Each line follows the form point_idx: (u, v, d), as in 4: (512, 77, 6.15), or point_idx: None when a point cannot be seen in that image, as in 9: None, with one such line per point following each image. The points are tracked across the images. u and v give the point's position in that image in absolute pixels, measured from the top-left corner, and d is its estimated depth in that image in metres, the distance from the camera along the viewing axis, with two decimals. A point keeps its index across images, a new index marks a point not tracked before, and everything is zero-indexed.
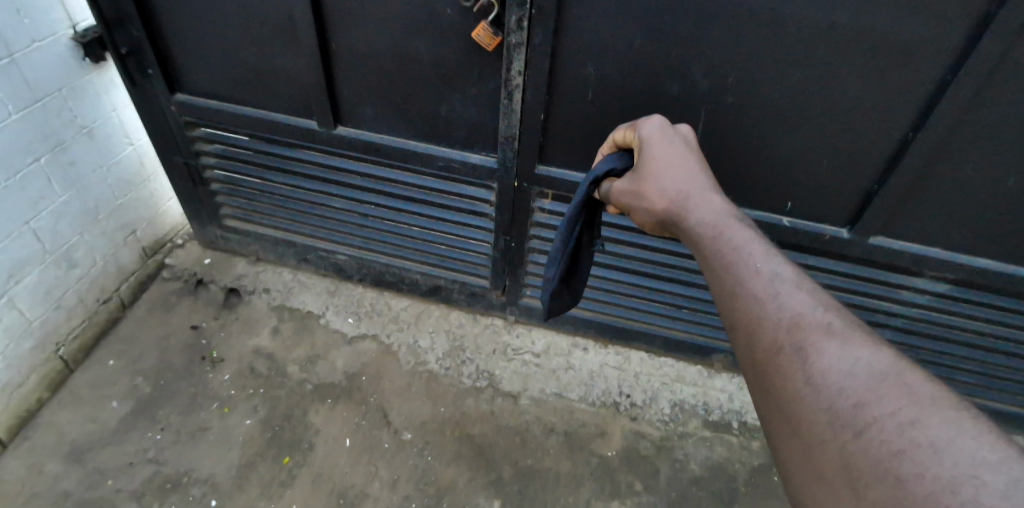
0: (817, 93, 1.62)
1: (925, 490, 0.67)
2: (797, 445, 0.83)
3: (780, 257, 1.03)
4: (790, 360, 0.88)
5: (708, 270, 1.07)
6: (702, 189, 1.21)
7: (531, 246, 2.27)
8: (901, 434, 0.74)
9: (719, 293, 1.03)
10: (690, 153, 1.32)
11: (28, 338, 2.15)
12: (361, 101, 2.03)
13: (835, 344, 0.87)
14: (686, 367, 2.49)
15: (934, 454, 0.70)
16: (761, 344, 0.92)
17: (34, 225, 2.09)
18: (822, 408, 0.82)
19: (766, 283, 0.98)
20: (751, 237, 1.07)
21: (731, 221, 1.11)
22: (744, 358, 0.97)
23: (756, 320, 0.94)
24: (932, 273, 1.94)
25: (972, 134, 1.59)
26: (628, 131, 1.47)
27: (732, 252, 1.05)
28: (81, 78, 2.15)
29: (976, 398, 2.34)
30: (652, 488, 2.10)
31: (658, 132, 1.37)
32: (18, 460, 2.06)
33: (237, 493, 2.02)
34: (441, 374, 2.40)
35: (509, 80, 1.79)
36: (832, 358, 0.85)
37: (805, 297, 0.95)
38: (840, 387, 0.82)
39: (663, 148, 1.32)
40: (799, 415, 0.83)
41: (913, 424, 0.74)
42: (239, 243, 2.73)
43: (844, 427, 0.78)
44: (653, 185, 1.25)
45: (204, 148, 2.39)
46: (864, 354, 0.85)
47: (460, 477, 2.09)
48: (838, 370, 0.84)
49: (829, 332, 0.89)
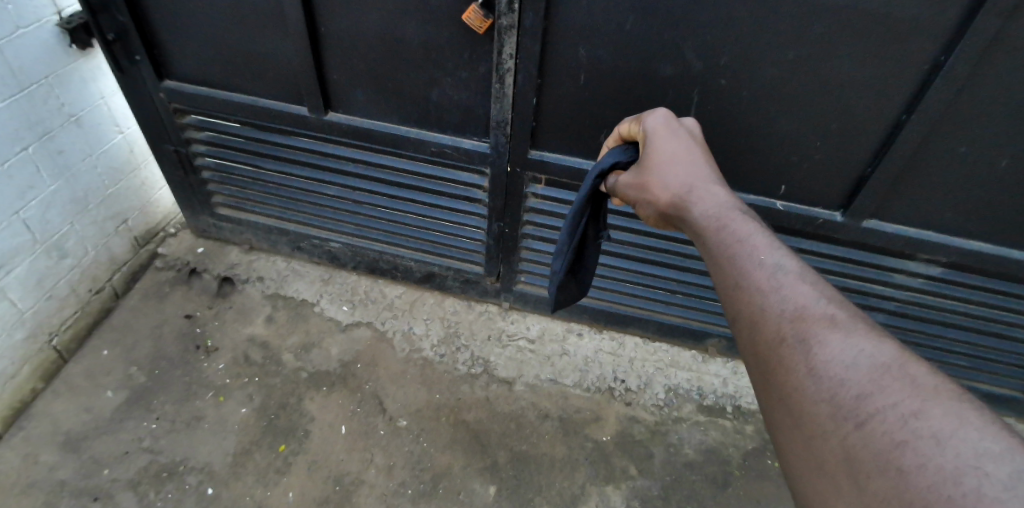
0: (810, 75, 1.61)
1: (927, 481, 0.67)
2: (798, 436, 0.83)
3: (784, 249, 1.03)
4: (792, 352, 0.88)
5: (711, 262, 1.07)
6: (706, 182, 1.20)
7: (525, 231, 2.26)
8: (903, 425, 0.74)
9: (722, 285, 1.03)
10: (695, 144, 1.31)
11: (20, 328, 2.14)
12: (351, 86, 2.01)
13: (838, 336, 0.87)
14: (680, 352, 2.49)
15: (936, 445, 0.70)
16: (764, 335, 0.93)
17: (24, 214, 2.07)
18: (824, 400, 0.82)
19: (769, 274, 0.97)
20: (755, 230, 1.06)
21: (734, 213, 1.11)
22: (746, 350, 0.97)
23: (758, 311, 0.95)
24: (926, 256, 1.94)
25: (966, 117, 1.58)
26: (632, 123, 1.46)
27: (734, 244, 1.04)
28: (67, 65, 2.12)
29: (969, 381, 2.35)
30: (646, 472, 2.11)
31: (664, 123, 1.36)
32: (14, 450, 2.06)
33: (234, 481, 2.03)
34: (436, 361, 2.40)
35: (501, 64, 1.76)
36: (835, 350, 0.85)
37: (808, 289, 0.95)
38: (842, 379, 0.82)
39: (668, 140, 1.31)
40: (800, 406, 0.84)
41: (915, 415, 0.74)
42: (232, 231, 2.72)
43: (846, 418, 0.78)
44: (657, 177, 1.25)
45: (194, 135, 2.37)
46: (866, 346, 0.85)
47: (456, 463, 2.10)
48: (840, 362, 0.84)
49: (832, 324, 0.89)
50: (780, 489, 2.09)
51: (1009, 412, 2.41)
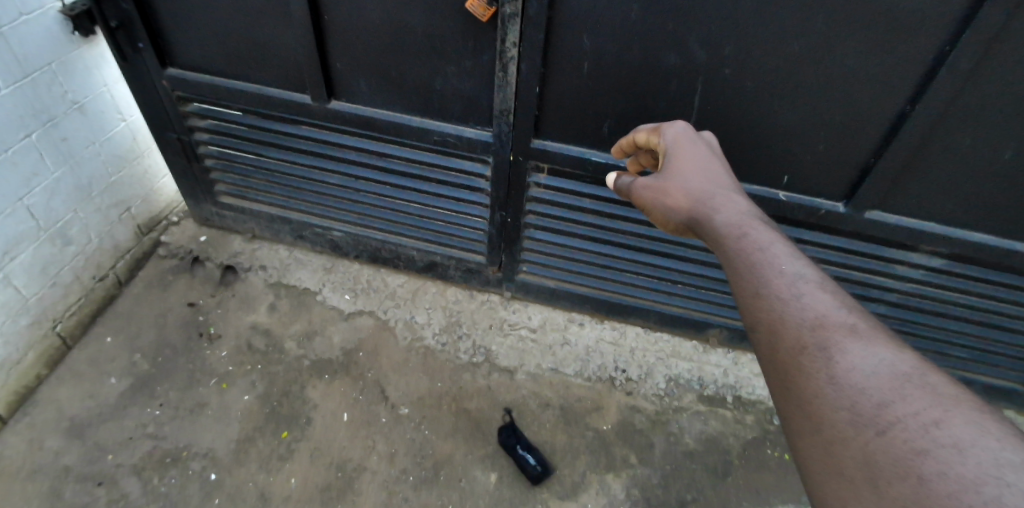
0: (812, 67, 1.61)
1: (947, 489, 0.69)
2: (817, 442, 0.84)
3: (804, 258, 1.06)
4: (813, 359, 0.90)
5: (730, 268, 1.09)
6: (725, 192, 1.24)
7: (527, 221, 2.26)
8: (924, 434, 0.76)
9: (740, 291, 1.05)
10: (714, 157, 1.36)
11: (25, 314, 2.15)
12: (353, 74, 2.01)
13: (859, 344, 0.89)
14: (681, 342, 2.50)
15: (957, 454, 0.72)
16: (784, 342, 0.95)
17: (28, 201, 2.07)
18: (844, 407, 0.84)
19: (789, 281, 1.00)
20: (775, 238, 1.09)
21: (755, 223, 1.14)
22: (764, 356, 0.99)
23: (779, 317, 0.97)
24: (927, 247, 1.94)
25: (969, 110, 1.58)
26: (652, 134, 1.50)
27: (754, 252, 1.07)
28: (70, 52, 2.12)
29: (968, 373, 2.36)
30: (646, 461, 2.13)
31: (683, 135, 1.41)
32: (19, 436, 2.07)
33: (237, 466, 2.04)
34: (438, 349, 2.41)
35: (504, 52, 1.76)
36: (856, 359, 0.87)
37: (828, 297, 0.98)
38: (862, 387, 0.85)
39: (688, 153, 1.35)
40: (821, 413, 0.86)
41: (936, 424, 0.76)
42: (235, 220, 2.73)
43: (866, 425, 0.81)
44: (677, 184, 1.28)
45: (197, 123, 2.36)
46: (887, 355, 0.87)
47: (457, 450, 2.12)
48: (861, 370, 0.86)
49: (852, 333, 0.91)
50: (779, 479, 2.11)
51: (1009, 405, 2.42)
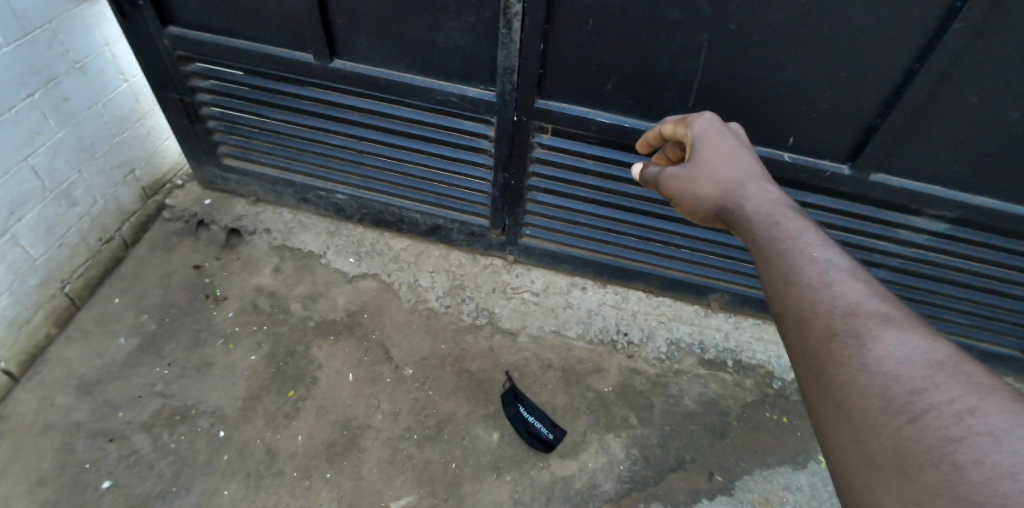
0: (819, 22, 1.58)
1: (980, 476, 0.70)
2: (845, 427, 0.86)
3: (835, 246, 1.07)
4: (844, 345, 0.92)
5: (761, 257, 1.11)
6: (756, 183, 1.26)
7: (530, 184, 2.26)
8: (959, 422, 0.77)
9: (770, 279, 1.07)
10: (743, 148, 1.37)
11: (33, 274, 2.17)
12: (355, 31, 1.99)
13: (892, 332, 0.91)
14: (682, 306, 2.51)
15: (992, 442, 0.73)
16: (815, 329, 0.96)
17: (32, 162, 2.08)
18: (875, 394, 0.85)
19: (821, 270, 1.02)
20: (807, 227, 1.11)
21: (786, 212, 1.16)
22: (791, 344, 1.00)
23: (809, 306, 0.99)
24: (931, 211, 1.93)
25: (978, 69, 1.56)
26: (677, 125, 1.49)
27: (786, 240, 1.09)
28: (69, 10, 2.10)
29: (969, 339, 2.37)
30: (646, 421, 2.16)
31: (712, 125, 1.41)
32: (30, 393, 2.12)
33: (245, 423, 2.08)
34: (442, 311, 2.44)
35: (509, 8, 1.73)
36: (888, 346, 0.89)
37: (860, 286, 0.99)
38: (894, 374, 0.86)
39: (718, 146, 1.35)
40: (851, 399, 0.87)
41: (971, 412, 0.77)
42: (239, 183, 2.73)
43: (898, 412, 0.82)
44: (706, 174, 1.29)
45: (199, 84, 2.35)
46: (921, 344, 0.89)
47: (460, 409, 2.15)
48: (894, 358, 0.88)
49: (884, 321, 0.93)
50: (776, 440, 2.14)
51: (1009, 372, 2.43)
